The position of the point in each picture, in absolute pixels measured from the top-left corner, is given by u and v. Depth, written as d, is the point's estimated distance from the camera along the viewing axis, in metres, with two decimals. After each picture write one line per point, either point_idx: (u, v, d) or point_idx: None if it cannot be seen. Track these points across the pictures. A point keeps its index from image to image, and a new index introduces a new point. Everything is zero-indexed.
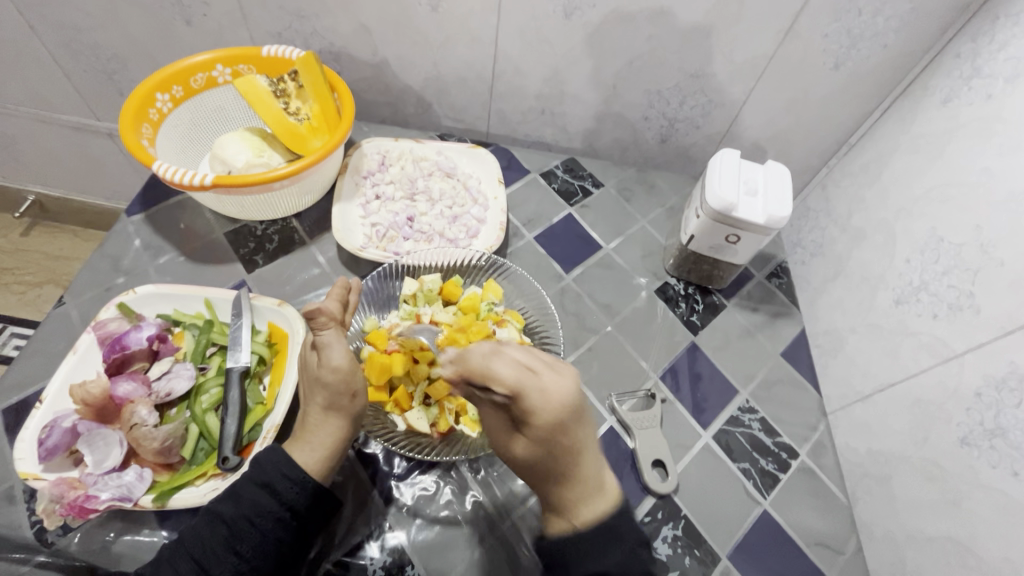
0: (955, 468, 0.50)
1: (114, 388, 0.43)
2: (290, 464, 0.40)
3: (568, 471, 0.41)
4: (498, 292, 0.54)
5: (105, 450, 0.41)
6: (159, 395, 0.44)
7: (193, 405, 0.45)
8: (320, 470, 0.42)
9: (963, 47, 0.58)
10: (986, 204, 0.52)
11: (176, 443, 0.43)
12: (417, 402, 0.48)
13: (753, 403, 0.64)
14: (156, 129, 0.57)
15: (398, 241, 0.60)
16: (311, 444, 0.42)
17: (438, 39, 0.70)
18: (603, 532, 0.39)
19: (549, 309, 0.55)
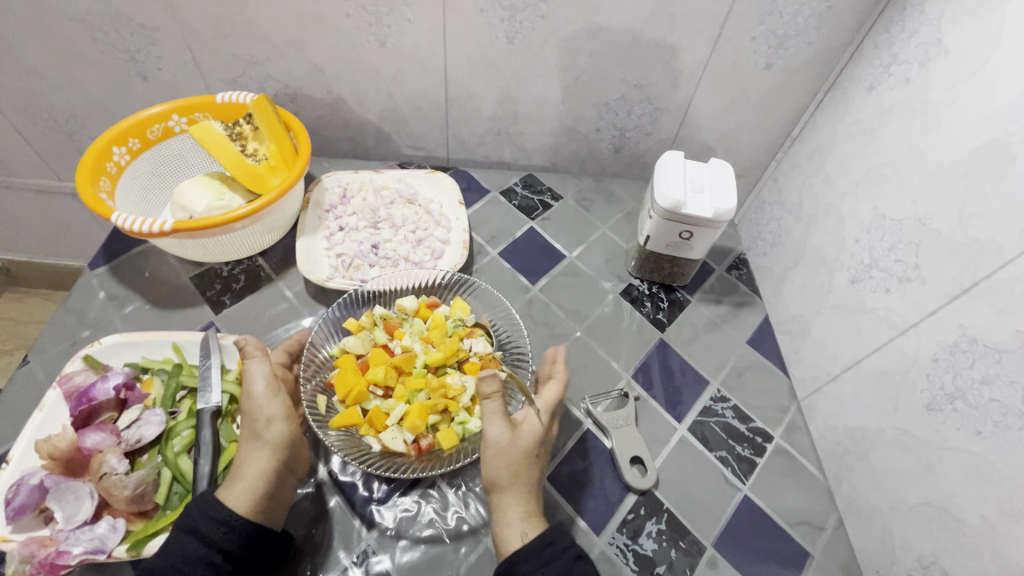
0: (925, 434, 0.51)
1: (82, 440, 0.43)
2: (217, 505, 0.40)
3: (532, 476, 0.46)
4: (464, 306, 0.56)
5: (75, 503, 0.41)
6: (129, 443, 0.44)
7: (165, 449, 0.44)
8: (247, 506, 0.41)
9: (880, 38, 0.63)
10: (919, 179, 0.56)
11: (149, 489, 0.42)
12: (392, 421, 0.49)
13: (725, 392, 0.66)
14: (114, 181, 0.58)
15: (364, 269, 0.60)
16: (239, 481, 0.42)
17: (389, 72, 0.72)
18: (545, 542, 0.41)
19: (512, 313, 0.57)
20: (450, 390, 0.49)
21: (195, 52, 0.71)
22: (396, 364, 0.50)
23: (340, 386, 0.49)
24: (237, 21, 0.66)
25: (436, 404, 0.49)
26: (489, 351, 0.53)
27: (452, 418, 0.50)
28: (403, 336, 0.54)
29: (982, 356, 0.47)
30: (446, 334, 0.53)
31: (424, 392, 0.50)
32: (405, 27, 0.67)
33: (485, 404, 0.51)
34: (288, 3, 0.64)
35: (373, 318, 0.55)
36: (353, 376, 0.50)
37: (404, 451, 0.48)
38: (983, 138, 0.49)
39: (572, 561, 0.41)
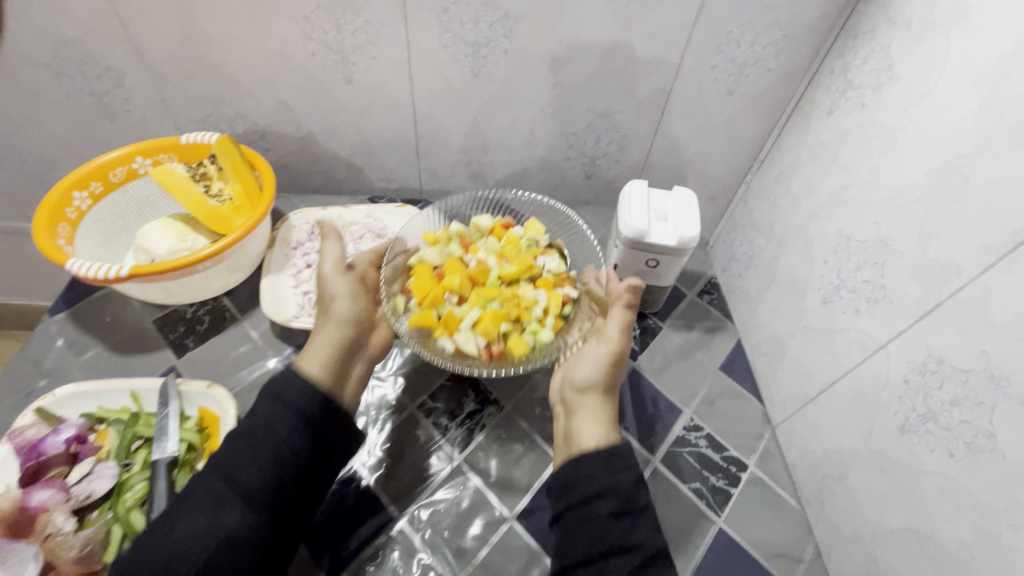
0: (901, 456, 0.51)
1: (28, 499, 0.42)
2: (309, 374, 0.50)
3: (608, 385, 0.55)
4: (541, 228, 0.63)
5: (19, 565, 0.40)
6: (78, 499, 0.43)
7: (116, 504, 0.44)
8: (325, 372, 0.51)
9: (835, 64, 0.64)
10: (879, 201, 0.56)
11: (98, 548, 0.42)
12: (465, 326, 0.56)
13: (698, 421, 0.66)
14: (74, 227, 0.57)
15: None
16: (313, 355, 0.52)
17: (358, 108, 0.73)
18: (620, 494, 0.46)
19: (570, 216, 0.67)
20: (522, 300, 0.57)
21: (162, 93, 0.71)
22: (471, 276, 0.58)
23: (418, 290, 0.58)
24: (204, 62, 0.67)
25: (509, 312, 0.56)
26: (560, 269, 0.61)
27: (525, 326, 0.57)
28: (478, 250, 0.62)
29: (949, 376, 0.47)
30: (522, 250, 0.61)
31: (499, 302, 0.57)
32: (371, 64, 0.67)
33: (557, 318, 0.58)
34: (253, 44, 0.65)
35: (448, 234, 0.63)
36: (431, 283, 0.58)
37: (477, 352, 0.55)
38: (936, 161, 0.50)
39: (634, 487, 0.47)
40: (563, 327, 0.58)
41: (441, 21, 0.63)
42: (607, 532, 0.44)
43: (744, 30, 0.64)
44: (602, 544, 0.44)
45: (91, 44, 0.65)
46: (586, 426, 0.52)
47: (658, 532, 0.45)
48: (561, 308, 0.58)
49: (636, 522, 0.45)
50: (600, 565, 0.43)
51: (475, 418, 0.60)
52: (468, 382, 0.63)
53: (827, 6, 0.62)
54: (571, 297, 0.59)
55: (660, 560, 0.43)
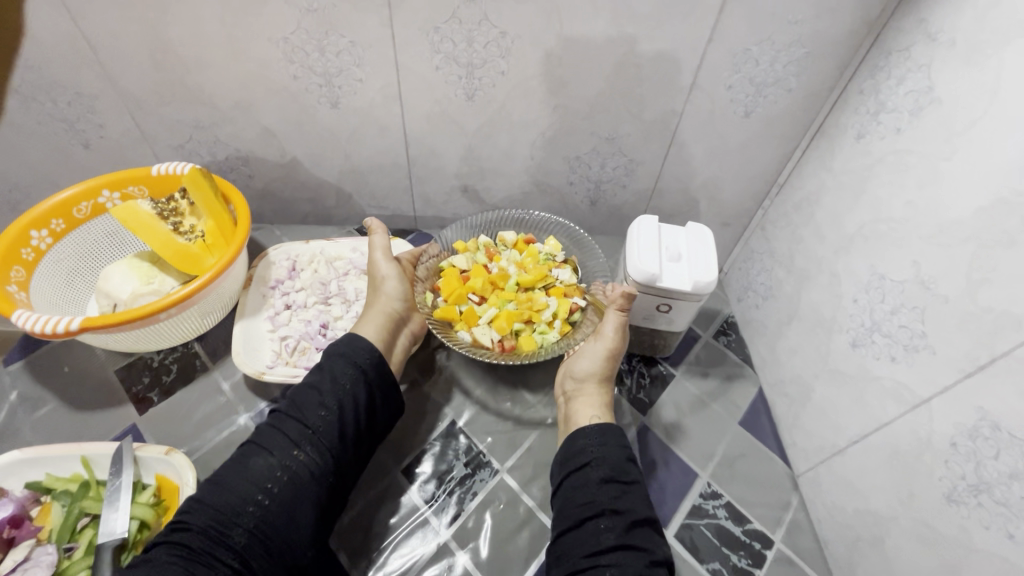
0: (948, 529, 0.45)
1: None
2: (363, 339, 0.51)
3: (604, 376, 0.52)
4: (558, 244, 0.61)
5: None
6: None
7: None
8: (378, 340, 0.53)
9: (865, 84, 0.58)
10: (917, 238, 0.50)
11: None
12: (483, 321, 0.55)
13: (717, 486, 0.56)
14: (31, 269, 0.52)
15: (311, 352, 0.55)
16: (370, 321, 0.54)
17: (344, 133, 0.68)
18: (620, 496, 0.44)
19: (580, 235, 0.62)
20: (535, 304, 0.56)
21: (137, 118, 0.67)
22: (492, 279, 0.57)
23: (446, 289, 0.57)
24: (179, 87, 0.63)
25: (522, 313, 0.55)
26: (573, 281, 0.58)
27: (534, 327, 0.55)
28: (501, 260, 0.60)
29: (1007, 446, 0.41)
30: (539, 261, 0.59)
31: (513, 303, 0.56)
32: (358, 87, 0.63)
33: (564, 323, 0.56)
34: (230, 67, 0.60)
35: (477, 243, 0.62)
36: (457, 283, 0.57)
37: (490, 346, 0.53)
38: (986, 197, 0.43)
39: (624, 461, 0.47)
40: (571, 334, 0.56)
41: (432, 40, 0.58)
42: (596, 496, 0.44)
43: (763, 47, 0.59)
44: (590, 508, 0.44)
45: (58, 70, 0.61)
46: (582, 409, 0.51)
47: (648, 503, 0.45)
48: (569, 314, 0.56)
49: (626, 491, 0.45)
50: (587, 527, 0.43)
51: (467, 484, 0.51)
52: (460, 437, 0.54)
53: (855, 21, 0.56)
54: (581, 304, 0.57)
55: (646, 525, 0.43)
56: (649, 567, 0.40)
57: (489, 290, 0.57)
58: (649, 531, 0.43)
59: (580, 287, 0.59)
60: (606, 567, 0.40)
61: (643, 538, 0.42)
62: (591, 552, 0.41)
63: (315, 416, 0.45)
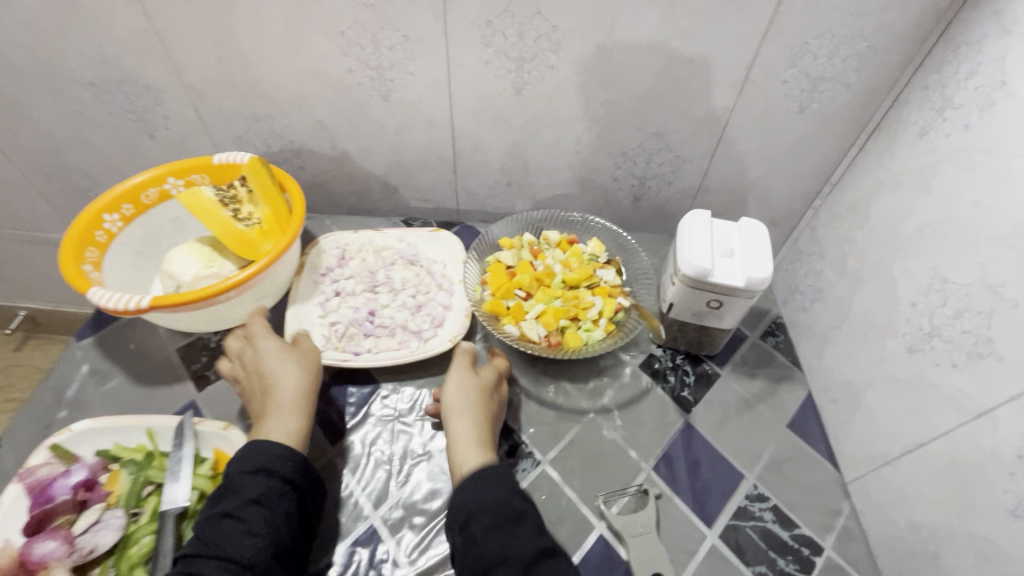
0: (1011, 546, 0.43)
1: (29, 552, 0.40)
2: (274, 445, 0.44)
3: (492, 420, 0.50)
4: (601, 244, 0.61)
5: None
6: (82, 554, 0.41)
7: (121, 560, 0.42)
8: (290, 437, 0.46)
9: (930, 79, 0.56)
10: (986, 240, 0.48)
11: None
12: (531, 316, 0.55)
13: (763, 489, 0.51)
14: (104, 250, 0.55)
15: (358, 339, 0.56)
16: (280, 419, 0.46)
17: (393, 126, 0.69)
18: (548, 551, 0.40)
19: (626, 239, 0.62)
20: (581, 301, 0.56)
21: (199, 110, 0.70)
22: (538, 275, 0.57)
23: (493, 284, 0.58)
24: (240, 80, 0.65)
25: (568, 310, 0.55)
26: (617, 282, 0.58)
27: (580, 325, 0.55)
28: (546, 258, 0.60)
29: None
30: (583, 261, 0.60)
31: (560, 300, 0.56)
32: (409, 81, 0.64)
33: (609, 322, 0.56)
34: (288, 61, 0.63)
35: (522, 242, 0.62)
36: (504, 279, 0.57)
37: (539, 340, 0.53)
38: None
39: (490, 448, 0.47)
40: (616, 333, 0.55)
41: (483, 35, 0.59)
42: (465, 489, 0.44)
43: (822, 41, 0.57)
44: (463, 501, 0.43)
45: (131, 63, 0.65)
46: (460, 454, 0.47)
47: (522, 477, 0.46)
48: (615, 313, 0.56)
49: (494, 472, 0.45)
50: (466, 519, 0.42)
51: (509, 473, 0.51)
52: (502, 427, 0.54)
53: (922, 14, 0.54)
54: (626, 305, 0.56)
55: (525, 499, 0.44)
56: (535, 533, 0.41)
57: (536, 287, 0.57)
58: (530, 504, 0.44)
59: (622, 288, 0.59)
60: (497, 542, 0.40)
61: (524, 506, 0.43)
62: (475, 537, 0.41)
63: (245, 548, 0.39)
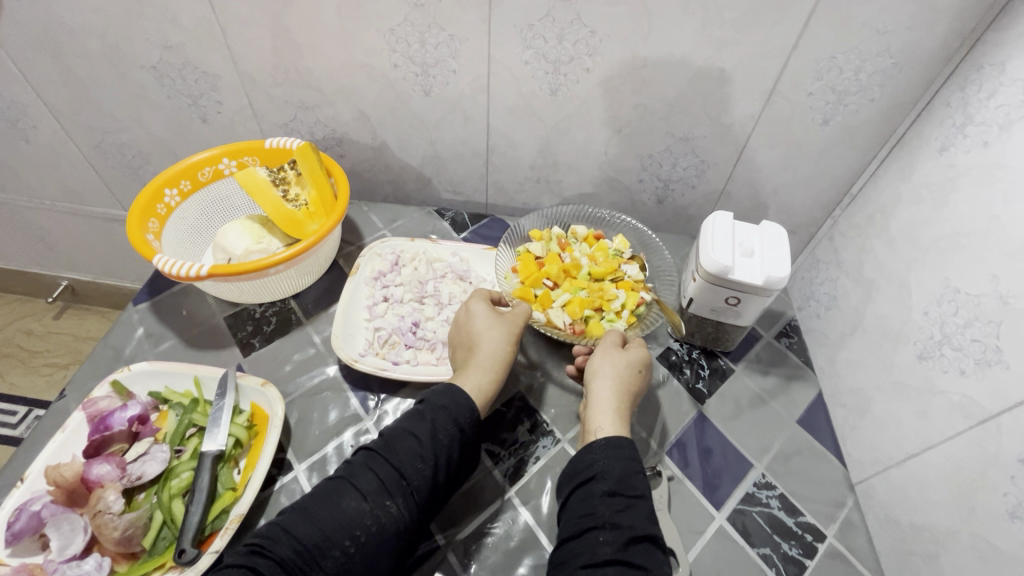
0: (1007, 545, 0.45)
1: (88, 470, 0.43)
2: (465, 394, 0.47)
3: (627, 391, 0.50)
4: (625, 241, 0.64)
5: (69, 535, 0.40)
6: (131, 479, 0.43)
7: (162, 490, 0.44)
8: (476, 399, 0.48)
9: (953, 96, 0.58)
10: (998, 253, 0.50)
11: (138, 532, 0.41)
12: (557, 304, 0.59)
13: (771, 477, 0.53)
14: (163, 222, 0.60)
15: (400, 348, 0.57)
16: (481, 373, 0.49)
17: (432, 120, 0.73)
18: None
19: (651, 238, 0.66)
20: (605, 293, 0.59)
21: (251, 97, 0.74)
22: (566, 267, 0.61)
23: (523, 272, 0.61)
24: (292, 70, 0.69)
25: (593, 301, 0.58)
26: (641, 277, 0.62)
27: (603, 315, 0.59)
28: (573, 252, 0.64)
29: None
30: (608, 256, 0.63)
31: (585, 291, 0.60)
32: (450, 77, 0.68)
33: (631, 315, 0.59)
34: (339, 54, 0.67)
35: (551, 235, 0.65)
36: (533, 269, 0.61)
37: (565, 328, 0.57)
38: None
39: (631, 472, 0.44)
40: (636, 325, 0.59)
41: (524, 37, 0.62)
42: (597, 507, 0.42)
43: (848, 56, 0.60)
44: (588, 520, 0.41)
45: (192, 49, 0.69)
46: (596, 416, 0.48)
47: (652, 521, 0.42)
48: (637, 306, 0.59)
49: (629, 506, 0.42)
50: (585, 539, 0.41)
51: (529, 449, 0.54)
52: (525, 408, 0.57)
53: (948, 35, 0.56)
54: (648, 299, 0.60)
55: (647, 542, 0.40)
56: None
57: (563, 277, 0.60)
58: (649, 550, 0.40)
59: (645, 283, 0.62)
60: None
61: (639, 553, 0.39)
62: (588, 562, 0.39)
63: (415, 469, 0.43)
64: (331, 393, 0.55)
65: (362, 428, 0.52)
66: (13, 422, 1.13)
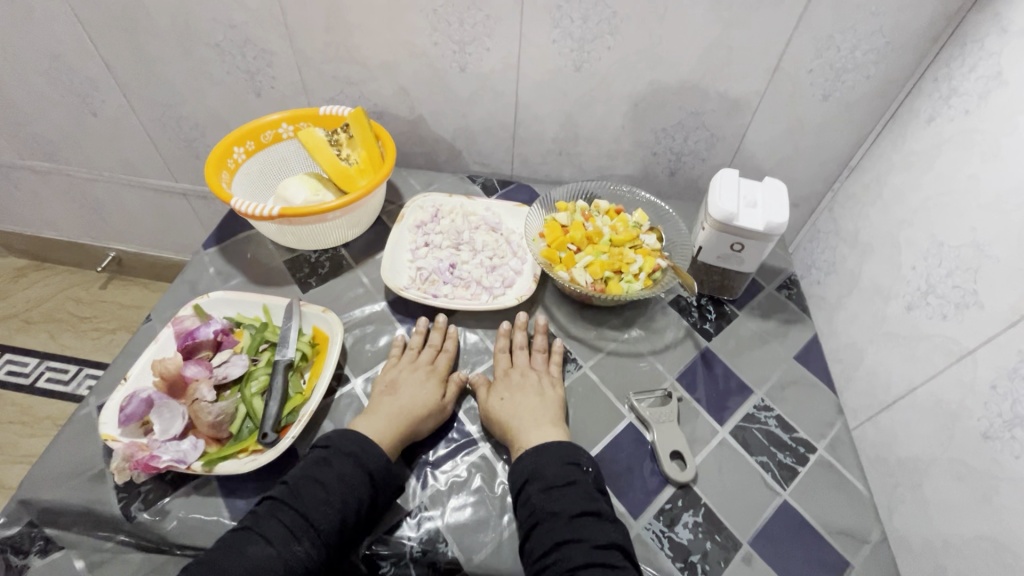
0: (980, 462, 0.51)
1: (185, 369, 0.50)
2: (372, 444, 0.49)
3: (545, 408, 0.55)
4: (644, 215, 0.68)
5: (170, 420, 0.48)
6: (218, 377, 0.51)
7: (244, 388, 0.51)
8: (386, 444, 0.50)
9: (940, 73, 0.64)
10: (977, 207, 0.56)
11: (227, 419, 0.49)
12: (581, 266, 0.63)
13: (770, 402, 0.60)
14: (231, 175, 0.68)
15: (438, 284, 0.65)
16: (385, 424, 0.51)
17: (466, 95, 0.81)
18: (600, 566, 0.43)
19: (665, 210, 0.71)
20: (624, 256, 0.63)
21: (303, 73, 0.82)
22: (589, 234, 0.65)
23: (549, 237, 0.65)
24: (342, 47, 0.77)
25: (612, 264, 0.63)
26: (657, 246, 0.65)
27: (622, 277, 0.63)
28: (596, 221, 0.68)
29: None
30: (629, 226, 0.66)
31: (606, 255, 0.64)
32: (485, 55, 0.75)
33: (648, 278, 0.63)
34: (386, 33, 0.74)
35: (575, 205, 0.69)
36: (559, 234, 0.65)
37: (587, 287, 0.62)
38: None
39: (562, 466, 0.49)
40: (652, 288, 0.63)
41: (553, 17, 0.70)
42: (534, 505, 0.47)
43: (845, 36, 0.66)
44: (533, 518, 0.47)
45: (254, 28, 0.77)
46: (523, 429, 0.52)
47: (592, 496, 0.47)
48: (653, 271, 0.63)
49: (565, 492, 0.47)
50: (535, 534, 0.46)
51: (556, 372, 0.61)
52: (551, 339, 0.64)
53: (935, 16, 0.63)
54: (664, 265, 0.63)
55: (589, 515, 0.46)
56: (590, 554, 0.44)
57: (586, 242, 0.64)
58: (595, 520, 0.46)
59: (662, 251, 0.66)
60: (557, 560, 0.44)
61: (582, 527, 0.45)
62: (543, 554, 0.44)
63: (321, 515, 0.44)
64: (377, 324, 0.62)
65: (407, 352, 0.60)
66: (66, 379, 1.22)
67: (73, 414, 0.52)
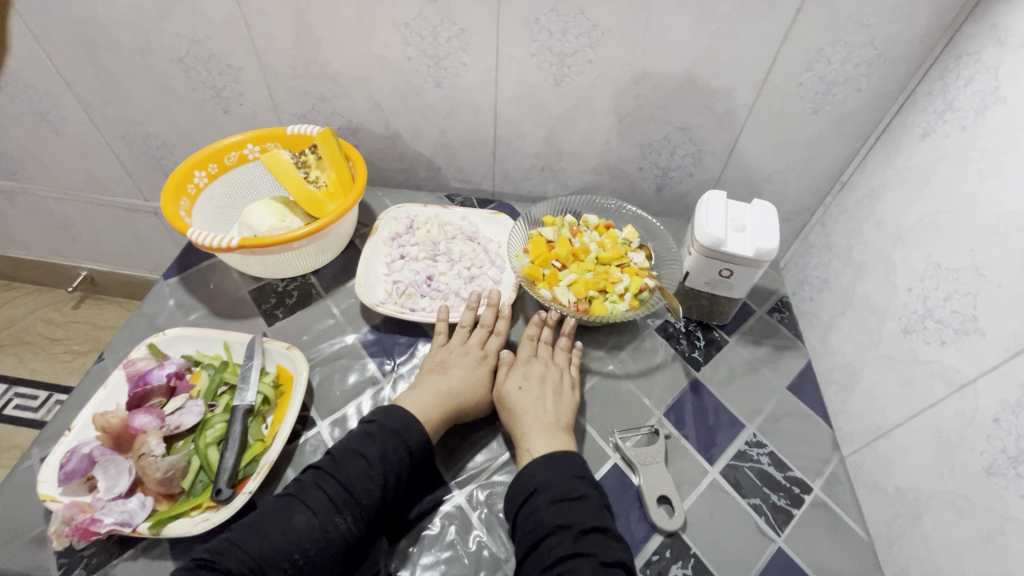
0: (983, 500, 0.48)
1: (132, 420, 0.47)
2: (416, 422, 0.49)
3: (559, 409, 0.54)
4: (635, 231, 0.65)
5: (116, 476, 0.44)
6: (170, 428, 0.48)
7: (198, 438, 0.48)
8: (428, 422, 0.50)
9: (934, 85, 0.62)
10: (975, 229, 0.53)
11: (178, 473, 0.45)
12: (565, 283, 0.60)
13: (762, 437, 0.57)
14: (192, 201, 0.64)
15: (416, 297, 0.63)
16: (430, 403, 0.52)
17: (444, 110, 0.77)
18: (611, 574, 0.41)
19: (655, 225, 0.68)
20: (610, 274, 0.60)
21: (273, 90, 0.78)
22: (575, 250, 0.62)
23: (533, 253, 0.62)
24: (312, 63, 0.74)
25: (597, 283, 0.60)
26: (645, 265, 0.62)
27: (606, 297, 0.60)
28: (583, 238, 0.65)
29: None
30: (617, 243, 0.64)
31: (591, 274, 0.61)
32: (461, 69, 0.72)
33: (634, 298, 0.60)
34: (357, 48, 0.71)
35: (562, 222, 0.67)
36: (544, 249, 0.62)
37: (570, 305, 0.58)
38: None
39: (572, 479, 0.47)
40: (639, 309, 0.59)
41: (531, 30, 0.66)
42: (543, 517, 0.44)
43: (836, 47, 0.64)
44: (540, 530, 0.44)
45: (219, 42, 0.73)
46: (532, 435, 0.51)
47: (600, 513, 0.45)
48: (640, 291, 0.60)
49: (575, 506, 0.45)
50: (541, 547, 0.43)
51: None
52: None
53: (928, 27, 0.60)
54: (651, 285, 0.60)
55: (595, 532, 0.43)
56: (598, 570, 0.41)
57: (571, 260, 0.61)
58: (602, 537, 0.43)
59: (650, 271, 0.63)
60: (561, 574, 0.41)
61: (590, 543, 0.43)
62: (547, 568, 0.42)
63: (363, 488, 0.45)
64: (347, 359, 0.59)
65: (379, 389, 0.57)
66: (35, 406, 1.17)
67: (12, 468, 0.48)
